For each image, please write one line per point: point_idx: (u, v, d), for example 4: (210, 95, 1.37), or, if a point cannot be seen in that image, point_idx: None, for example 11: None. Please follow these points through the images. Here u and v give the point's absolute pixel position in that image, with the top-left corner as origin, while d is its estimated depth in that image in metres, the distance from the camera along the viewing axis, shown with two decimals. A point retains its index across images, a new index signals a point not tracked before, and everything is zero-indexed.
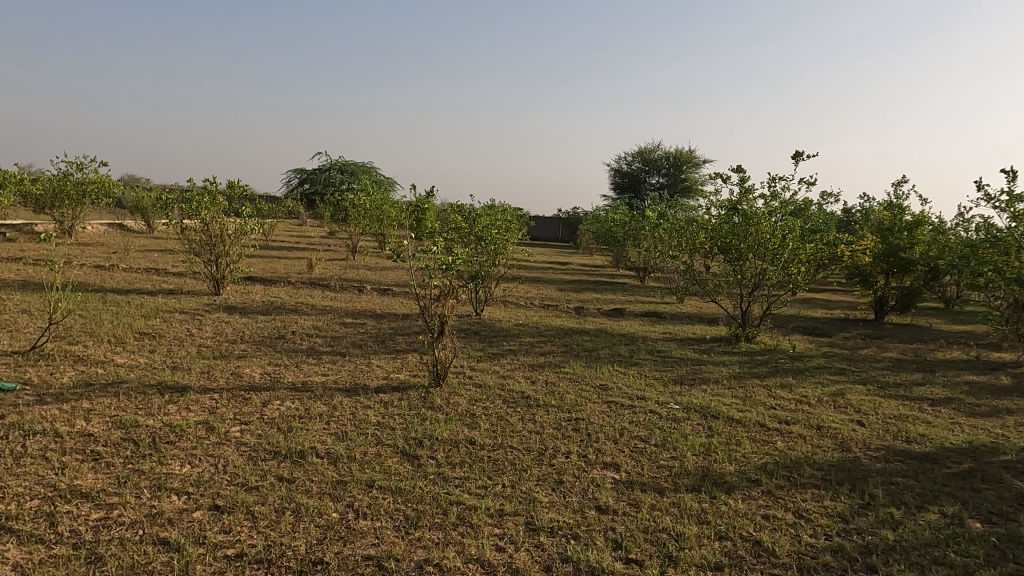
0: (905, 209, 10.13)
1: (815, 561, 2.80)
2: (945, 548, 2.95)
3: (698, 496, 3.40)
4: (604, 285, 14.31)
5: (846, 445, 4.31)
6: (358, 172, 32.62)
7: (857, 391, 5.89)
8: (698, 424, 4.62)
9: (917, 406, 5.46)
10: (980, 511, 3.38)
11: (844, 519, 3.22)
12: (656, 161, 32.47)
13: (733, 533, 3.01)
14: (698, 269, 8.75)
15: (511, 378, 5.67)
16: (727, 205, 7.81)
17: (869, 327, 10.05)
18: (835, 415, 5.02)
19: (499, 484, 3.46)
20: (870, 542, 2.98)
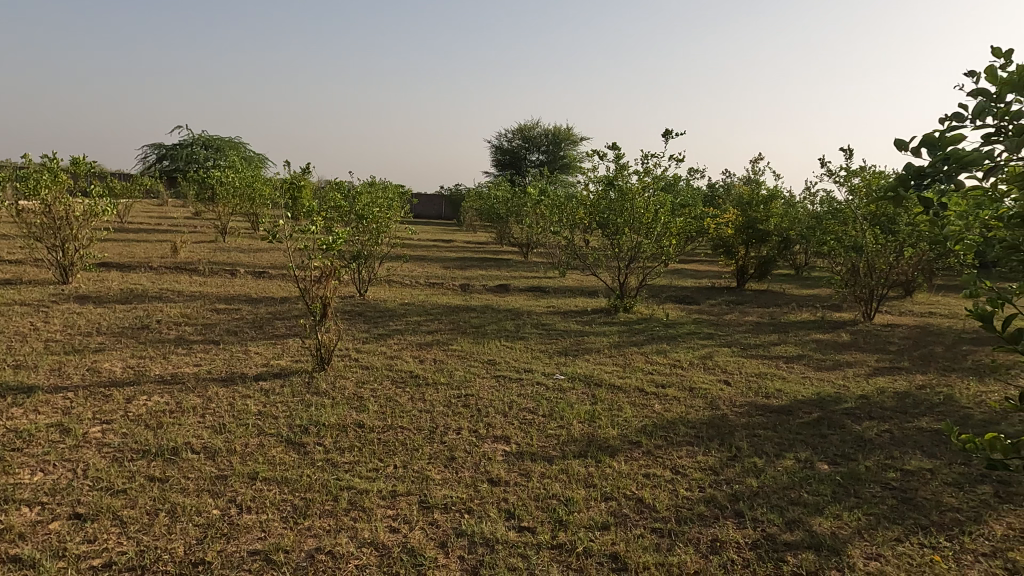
0: (762, 184, 11.02)
1: (691, 512, 3.02)
2: (799, 489, 3.29)
3: (584, 461, 3.55)
4: (489, 261, 14.43)
5: (715, 404, 4.67)
6: (225, 147, 30.58)
7: (723, 353, 6.38)
8: (582, 393, 4.81)
9: (774, 364, 6.01)
10: (827, 454, 3.79)
11: (714, 471, 3.49)
12: (535, 138, 32.95)
13: (617, 492, 3.18)
14: (578, 243, 9.03)
15: (399, 358, 5.61)
16: (604, 180, 8.10)
17: (732, 294, 10.86)
18: (705, 377, 5.42)
19: (391, 465, 3.42)
20: (737, 490, 3.26)
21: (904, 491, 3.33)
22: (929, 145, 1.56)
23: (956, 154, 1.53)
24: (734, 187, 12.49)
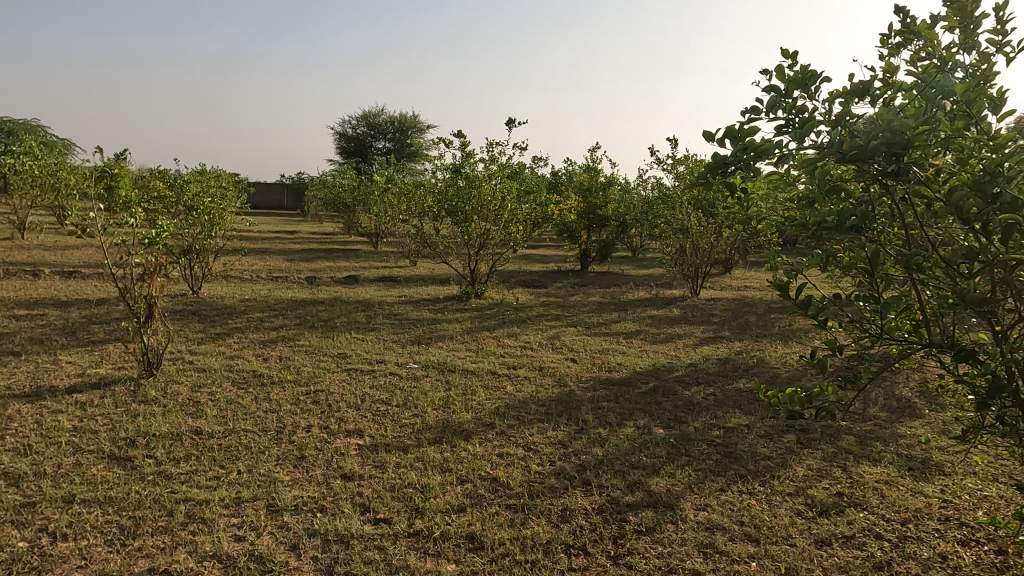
0: (600, 171, 11.67)
1: (543, 485, 3.15)
2: (639, 454, 3.56)
3: (439, 447, 3.57)
4: (336, 252, 13.94)
5: (563, 381, 4.91)
6: (18, 130, 26.62)
7: (569, 332, 6.71)
8: (436, 380, 4.83)
9: (615, 340, 6.43)
10: (662, 419, 4.14)
11: (563, 445, 3.67)
12: (380, 125, 32.21)
13: (472, 474, 3.24)
14: (428, 231, 9.01)
15: (240, 357, 5.26)
16: (451, 168, 8.14)
17: (577, 276, 11.41)
18: (553, 356, 5.67)
19: (233, 472, 3.22)
20: (585, 460, 3.46)
21: (726, 445, 3.73)
22: (731, 136, 1.75)
23: (752, 144, 1.74)
24: (575, 174, 13.08)
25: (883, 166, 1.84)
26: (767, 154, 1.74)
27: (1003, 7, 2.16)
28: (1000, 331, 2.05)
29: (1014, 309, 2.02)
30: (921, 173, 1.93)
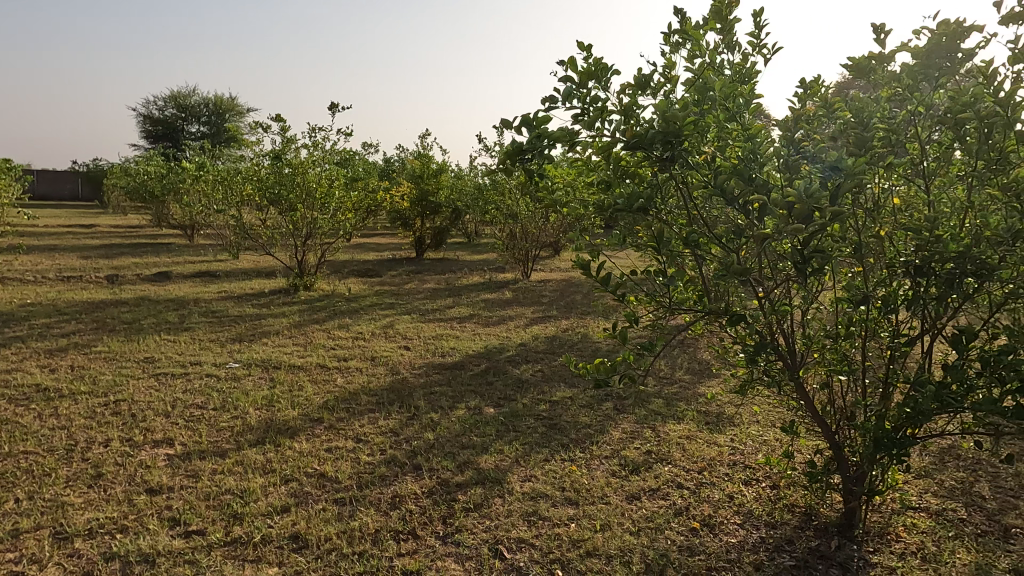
0: (431, 158, 11.67)
1: (372, 475, 3.12)
2: (469, 434, 3.65)
3: (261, 448, 3.40)
4: (144, 247, 12.60)
5: (395, 369, 4.88)
6: None
7: (403, 320, 6.67)
8: (259, 378, 4.57)
9: (449, 326, 6.50)
10: (492, 399, 4.28)
11: (395, 432, 3.66)
12: (192, 106, 29.48)
13: (298, 472, 3.12)
14: (249, 222, 8.45)
15: (20, 370, 4.59)
16: (271, 154, 7.69)
17: (411, 264, 11.35)
18: (386, 345, 5.61)
19: (11, 501, 2.81)
20: (416, 445, 3.48)
21: (551, 418, 3.95)
22: (527, 123, 1.84)
23: (546, 131, 1.84)
24: (406, 162, 13.03)
25: (661, 152, 2.05)
26: (559, 140, 1.85)
27: (757, 16, 2.50)
28: (764, 297, 2.37)
29: (771, 276, 2.35)
30: (693, 159, 2.16)
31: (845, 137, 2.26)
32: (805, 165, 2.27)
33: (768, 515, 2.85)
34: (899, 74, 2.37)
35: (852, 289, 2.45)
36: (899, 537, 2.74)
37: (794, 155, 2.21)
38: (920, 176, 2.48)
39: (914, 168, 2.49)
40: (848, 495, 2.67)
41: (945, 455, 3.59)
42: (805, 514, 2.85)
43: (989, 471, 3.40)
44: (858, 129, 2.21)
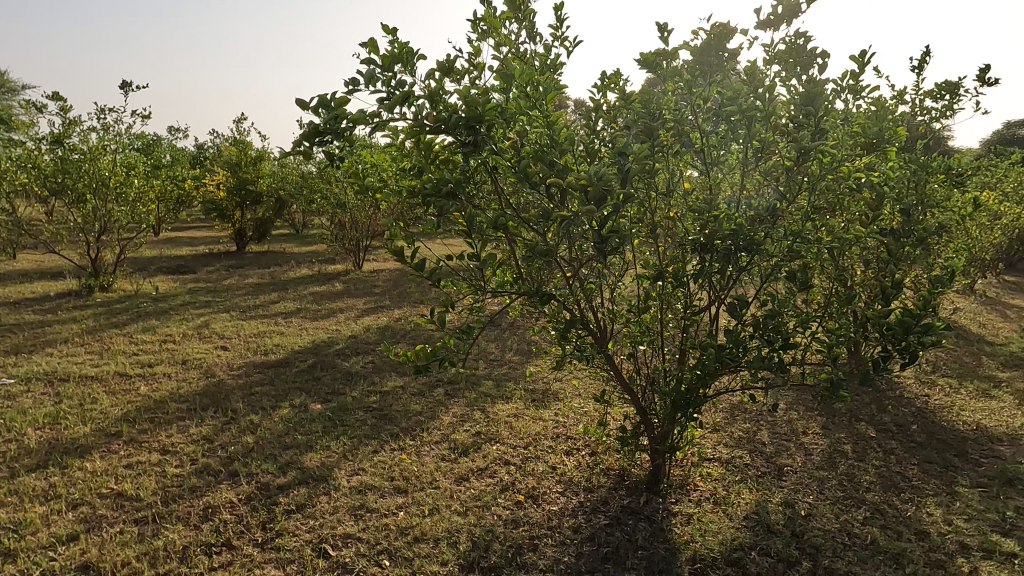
0: (249, 145, 10.91)
1: (182, 488, 2.87)
2: (293, 433, 3.49)
3: (43, 472, 2.98)
4: None
5: (210, 372, 4.52)
6: None
7: (221, 319, 6.19)
8: (41, 394, 3.99)
9: (273, 322, 6.15)
10: (319, 395, 4.12)
11: (208, 439, 3.40)
12: None
13: (90, 495, 2.79)
14: (26, 216, 7.33)
15: None
16: (50, 138, 6.71)
17: (231, 258, 10.55)
18: (200, 346, 5.17)
19: None
20: (233, 451, 3.25)
21: (380, 409, 3.89)
22: (324, 104, 1.76)
23: (345, 113, 1.78)
24: (221, 148, 12.05)
25: (465, 137, 2.06)
26: (358, 122, 1.79)
27: (558, 9, 2.62)
28: (572, 277, 2.49)
29: (577, 257, 2.48)
30: (499, 144, 2.21)
31: (636, 126, 2.44)
32: (603, 152, 2.41)
33: (586, 480, 3.05)
34: (681, 69, 2.60)
35: (649, 266, 2.66)
36: (696, 486, 3.06)
37: (592, 142, 2.34)
38: (702, 163, 2.75)
39: (697, 156, 2.75)
40: (653, 453, 2.93)
41: (734, 410, 4.07)
42: (619, 476, 3.09)
43: (768, 420, 3.91)
44: (647, 118, 2.39)
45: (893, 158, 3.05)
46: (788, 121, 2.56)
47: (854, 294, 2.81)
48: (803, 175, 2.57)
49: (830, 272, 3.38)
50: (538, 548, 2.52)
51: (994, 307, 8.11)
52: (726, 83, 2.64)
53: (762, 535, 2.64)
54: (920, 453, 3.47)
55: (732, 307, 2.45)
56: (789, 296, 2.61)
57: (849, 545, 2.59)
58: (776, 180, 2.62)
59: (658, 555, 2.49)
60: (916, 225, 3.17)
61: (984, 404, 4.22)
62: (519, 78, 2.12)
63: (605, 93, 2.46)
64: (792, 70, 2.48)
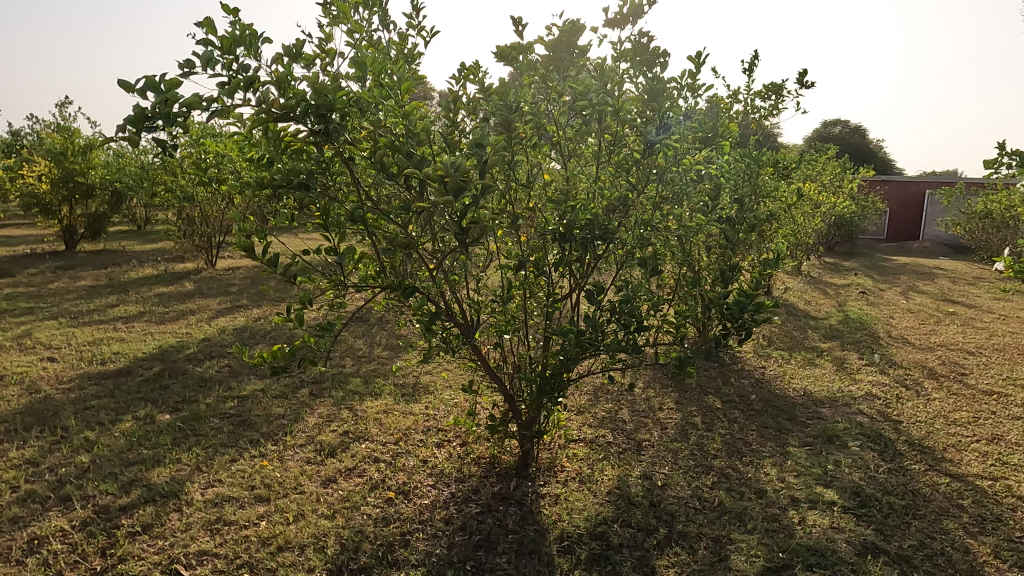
0: (77, 132, 9.78)
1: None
2: (138, 448, 3.19)
3: None
4: None
5: (34, 387, 4.02)
6: None
7: (46, 327, 5.51)
8: None
9: (111, 327, 5.57)
10: (167, 404, 3.80)
11: (33, 463, 3.02)
12: None
13: None
14: None
15: None
16: None
17: (59, 259, 9.43)
18: (21, 359, 4.58)
19: None
20: (65, 473, 2.92)
21: (238, 415, 3.66)
22: (153, 88, 1.60)
23: (179, 97, 1.63)
24: (40, 135, 10.68)
25: (317, 126, 1.97)
26: (194, 107, 1.65)
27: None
28: (435, 268, 2.47)
29: (440, 249, 2.46)
30: (354, 134, 2.13)
31: (494, 118, 2.46)
32: (462, 143, 2.41)
33: (457, 471, 3.07)
34: (536, 64, 2.65)
35: (511, 256, 2.70)
36: (563, 467, 3.18)
37: (450, 133, 2.33)
38: (559, 155, 2.83)
39: (554, 148, 2.83)
40: (522, 439, 3.00)
41: (598, 392, 4.27)
42: (489, 464, 3.13)
43: (628, 399, 4.14)
44: (504, 110, 2.42)
45: (728, 151, 3.33)
46: (637, 116, 2.70)
47: (699, 277, 3.03)
48: (651, 167, 2.72)
49: (679, 257, 3.63)
50: (409, 543, 2.50)
51: (816, 285, 9.14)
52: (579, 78, 2.73)
53: (624, 508, 2.80)
54: (758, 419, 3.84)
55: (590, 293, 2.55)
56: (642, 282, 2.76)
57: (699, 509, 2.81)
58: (627, 172, 2.76)
59: (527, 538, 2.56)
60: (750, 213, 3.48)
61: (809, 372, 4.75)
62: (373, 65, 2.05)
63: (462, 84, 2.45)
64: (638, 68, 2.61)
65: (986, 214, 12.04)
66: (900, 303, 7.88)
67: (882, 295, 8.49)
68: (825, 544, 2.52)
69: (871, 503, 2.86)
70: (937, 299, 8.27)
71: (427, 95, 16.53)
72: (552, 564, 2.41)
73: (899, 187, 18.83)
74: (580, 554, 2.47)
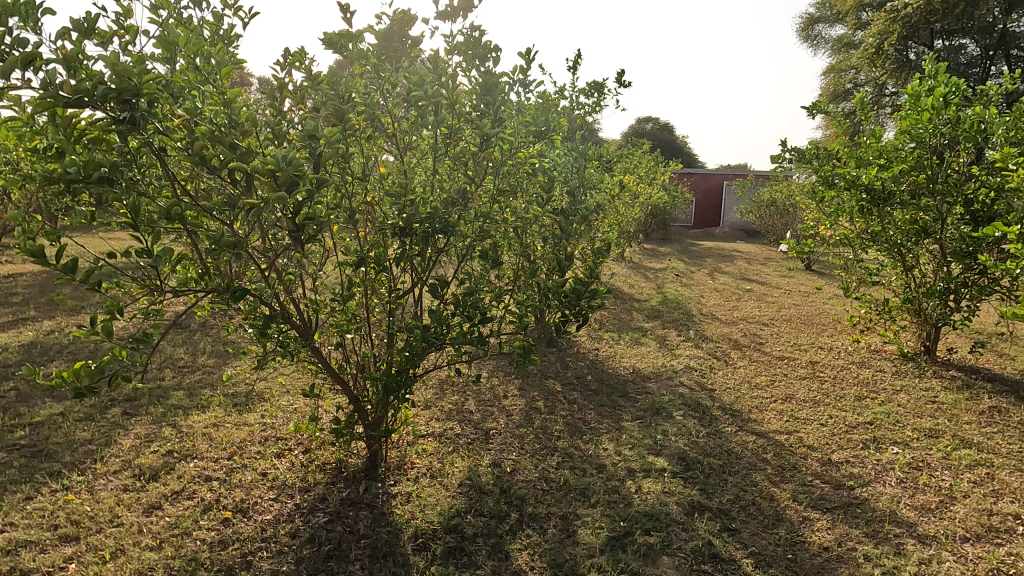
0: None
1: None
2: None
3: None
4: None
5: None
6: None
7: None
8: None
9: None
10: None
11: None
12: None
13: None
14: None
15: None
16: None
17: None
18: None
19: None
20: None
21: (32, 445, 3.16)
22: None
23: None
24: None
25: (119, 112, 1.73)
26: None
27: None
28: (268, 268, 2.29)
29: (271, 247, 2.29)
30: (165, 123, 1.91)
31: (325, 108, 2.33)
32: (290, 134, 2.27)
33: (301, 481, 2.91)
34: (367, 53, 2.56)
35: (349, 252, 2.59)
36: (413, 464, 3.14)
37: (278, 123, 2.18)
38: (394, 147, 2.76)
39: (389, 141, 2.76)
40: (369, 439, 2.91)
41: (443, 385, 4.28)
42: (336, 469, 3.01)
43: (474, 390, 4.20)
44: (336, 100, 2.30)
45: (558, 145, 3.48)
46: (471, 109, 2.71)
47: (537, 268, 3.12)
48: (487, 160, 2.76)
49: (517, 248, 3.73)
50: (252, 564, 2.33)
51: (638, 271, 9.89)
52: (413, 70, 2.69)
53: (476, 498, 2.83)
54: (595, 399, 4.08)
55: (434, 288, 2.52)
56: (484, 274, 2.79)
57: (547, 490, 2.92)
58: (465, 165, 2.77)
59: (381, 540, 2.50)
60: (580, 204, 3.66)
61: (636, 351, 5.14)
62: (184, 45, 1.85)
63: (289, 71, 2.30)
64: (471, 61, 2.63)
65: (772, 202, 13.83)
66: (708, 283, 8.79)
67: (693, 277, 9.41)
68: (659, 509, 2.75)
69: (695, 466, 3.16)
70: (737, 278, 9.35)
71: (244, 81, 15.41)
72: (407, 564, 2.38)
73: (702, 179, 20.96)
74: (435, 549, 2.46)
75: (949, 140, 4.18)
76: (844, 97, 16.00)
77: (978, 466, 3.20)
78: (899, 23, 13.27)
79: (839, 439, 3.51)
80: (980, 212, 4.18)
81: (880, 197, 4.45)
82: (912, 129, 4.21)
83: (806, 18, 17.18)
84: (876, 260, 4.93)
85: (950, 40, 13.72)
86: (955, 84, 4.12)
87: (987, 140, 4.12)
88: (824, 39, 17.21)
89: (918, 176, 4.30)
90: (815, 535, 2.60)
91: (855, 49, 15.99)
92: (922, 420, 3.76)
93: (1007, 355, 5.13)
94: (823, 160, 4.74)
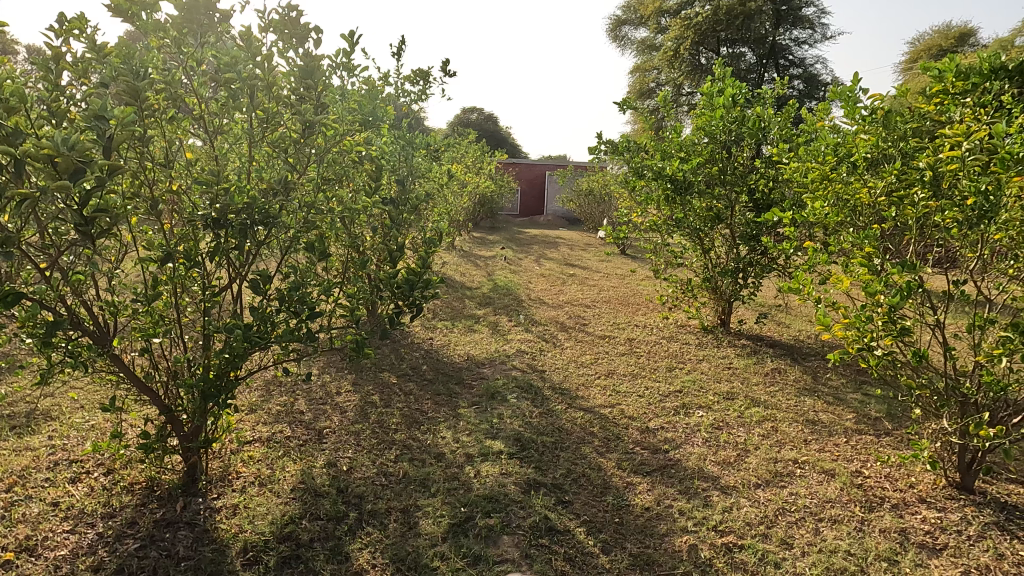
0: None
1: None
2: None
3: None
4: None
5: None
6: None
7: None
8: None
9: None
10: None
11: None
12: None
13: None
14: None
15: None
16: None
17: None
18: None
19: None
20: None
21: None
22: None
23: None
24: None
25: None
26: None
27: None
28: (49, 269, 1.97)
29: (52, 244, 1.96)
30: None
31: (114, 84, 2.04)
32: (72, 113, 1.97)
33: (105, 505, 2.57)
34: (165, 24, 2.29)
35: (153, 248, 2.30)
36: (238, 474, 2.91)
37: (53, 100, 1.88)
38: (202, 131, 2.50)
39: (195, 124, 2.49)
40: (185, 452, 2.65)
41: (269, 386, 4.02)
42: (146, 488, 2.69)
43: (303, 389, 3.99)
44: (128, 76, 2.02)
45: (384, 134, 3.40)
46: (288, 92, 2.53)
47: (367, 260, 3.02)
48: (309, 147, 2.62)
49: (345, 239, 3.59)
50: None
51: (469, 259, 10.04)
52: (221, 46, 2.46)
53: (310, 501, 2.70)
54: (431, 388, 4.08)
55: (254, 283, 2.33)
56: (310, 266, 2.64)
57: (385, 485, 2.87)
58: (284, 152, 2.59)
59: (204, 560, 2.29)
60: (409, 193, 3.59)
61: (470, 338, 5.22)
62: None
63: (65, 39, 1.99)
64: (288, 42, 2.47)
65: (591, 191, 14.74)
66: (535, 269, 9.14)
67: (521, 264, 9.77)
68: (498, 490, 2.83)
69: (529, 445, 3.29)
70: (561, 264, 9.85)
71: (7, 48, 13.16)
72: None
73: (527, 170, 21.72)
74: (268, 561, 2.31)
75: (736, 136, 4.72)
76: (648, 96, 17.42)
77: (765, 421, 3.69)
78: (691, 30, 15.02)
79: (655, 407, 3.86)
80: (760, 200, 4.78)
81: (682, 187, 4.89)
82: (707, 125, 4.69)
83: (614, 20, 18.41)
84: (680, 243, 5.45)
85: (733, 48, 15.44)
86: (739, 86, 4.65)
87: (765, 138, 4.70)
88: (630, 41, 18.58)
89: (711, 168, 4.80)
90: (637, 498, 2.83)
91: (656, 51, 17.42)
92: (721, 385, 4.26)
93: (784, 323, 5.96)
94: (633, 153, 5.10)
